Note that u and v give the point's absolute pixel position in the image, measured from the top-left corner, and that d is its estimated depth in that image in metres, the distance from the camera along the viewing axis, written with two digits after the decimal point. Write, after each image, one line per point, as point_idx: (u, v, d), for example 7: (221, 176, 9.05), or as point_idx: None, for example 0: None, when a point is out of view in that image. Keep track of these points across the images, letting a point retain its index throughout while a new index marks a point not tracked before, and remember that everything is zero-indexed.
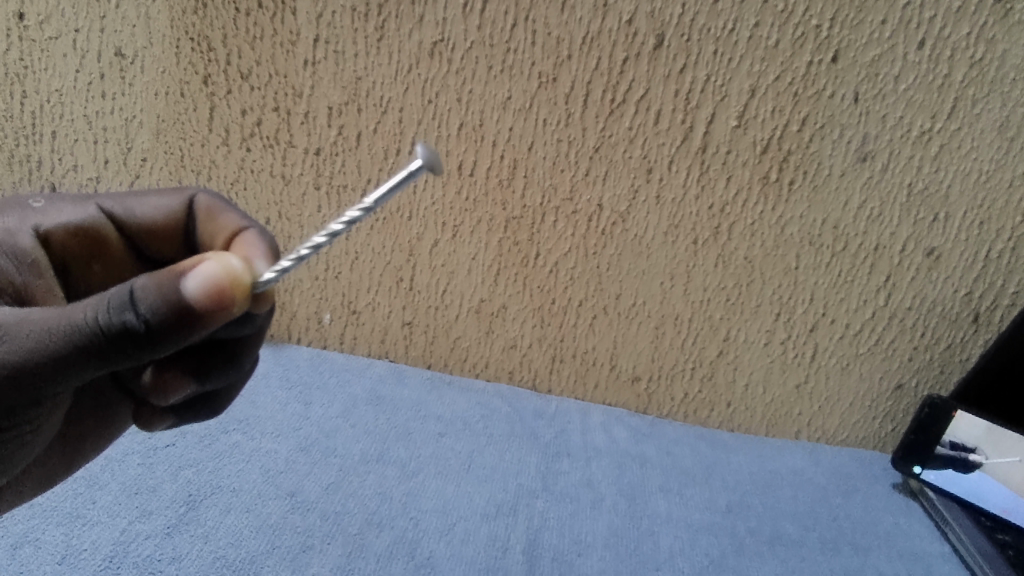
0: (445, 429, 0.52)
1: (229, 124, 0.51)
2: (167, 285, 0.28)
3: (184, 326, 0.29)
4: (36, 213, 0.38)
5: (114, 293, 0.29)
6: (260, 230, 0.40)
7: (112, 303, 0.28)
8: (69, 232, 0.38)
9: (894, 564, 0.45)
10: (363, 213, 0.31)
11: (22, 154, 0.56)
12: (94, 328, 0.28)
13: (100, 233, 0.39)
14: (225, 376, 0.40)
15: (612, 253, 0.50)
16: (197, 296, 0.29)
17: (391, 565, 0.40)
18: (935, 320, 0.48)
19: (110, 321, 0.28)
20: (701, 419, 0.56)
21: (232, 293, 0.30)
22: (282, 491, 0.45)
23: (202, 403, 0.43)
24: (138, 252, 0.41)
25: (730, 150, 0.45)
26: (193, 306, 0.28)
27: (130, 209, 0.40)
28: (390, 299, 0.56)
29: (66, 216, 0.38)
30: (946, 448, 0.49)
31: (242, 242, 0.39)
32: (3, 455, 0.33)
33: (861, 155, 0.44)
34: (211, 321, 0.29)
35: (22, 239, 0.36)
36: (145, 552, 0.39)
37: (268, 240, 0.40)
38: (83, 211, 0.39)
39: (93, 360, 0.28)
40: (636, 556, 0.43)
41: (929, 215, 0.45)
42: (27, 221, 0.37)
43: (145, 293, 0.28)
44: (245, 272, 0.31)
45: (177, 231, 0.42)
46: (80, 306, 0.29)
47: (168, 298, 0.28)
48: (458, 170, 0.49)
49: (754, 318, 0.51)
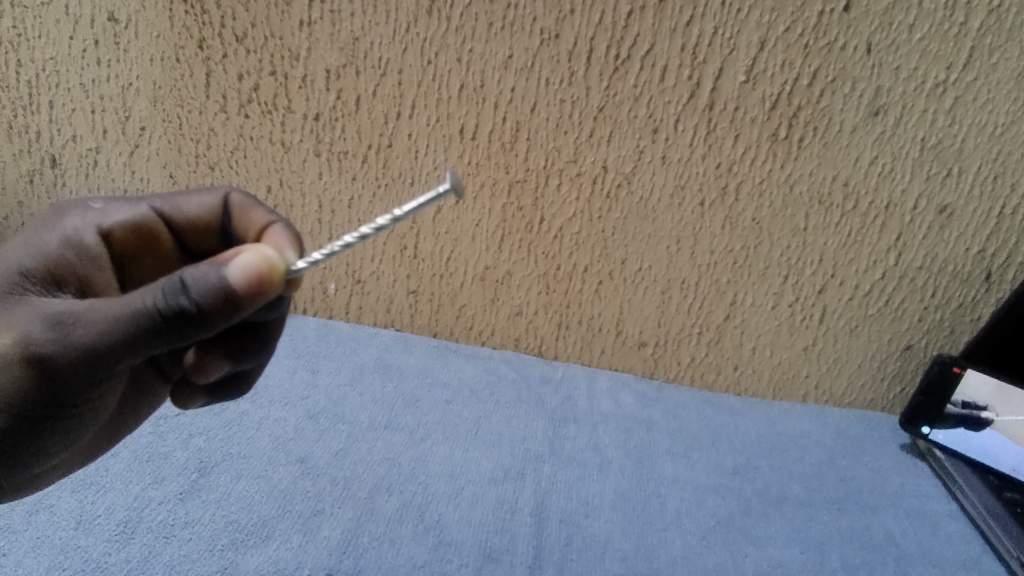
0: (452, 396, 0.53)
1: (226, 90, 0.51)
2: (213, 272, 0.29)
3: (232, 310, 0.30)
4: (95, 212, 0.39)
5: (165, 281, 0.29)
6: (286, 224, 0.42)
7: (163, 290, 0.29)
8: (125, 229, 0.39)
9: (901, 523, 0.45)
10: (393, 221, 0.32)
11: (21, 125, 0.56)
12: (148, 314, 0.29)
13: (153, 227, 0.40)
14: (258, 357, 0.42)
15: (618, 217, 0.50)
16: (239, 280, 0.30)
17: (402, 528, 0.41)
18: (947, 280, 0.48)
19: (163, 306, 0.29)
20: (708, 384, 0.56)
21: (271, 278, 0.31)
22: (292, 458, 0.45)
23: (237, 378, 0.44)
24: (186, 246, 0.42)
25: (738, 107, 0.44)
26: (237, 290, 0.29)
27: (177, 206, 0.41)
28: (394, 268, 0.56)
29: (121, 213, 0.39)
30: (957, 407, 0.48)
31: (270, 238, 0.40)
32: (67, 431, 0.34)
33: (873, 109, 0.43)
34: (251, 303, 0.30)
35: (85, 236, 0.37)
36: (159, 517, 0.40)
37: (293, 235, 0.41)
38: (136, 210, 0.40)
39: (150, 343, 0.29)
40: (643, 517, 0.43)
41: (942, 170, 0.44)
42: (89, 221, 0.38)
43: (194, 278, 0.29)
44: (279, 260, 0.32)
45: (219, 226, 0.42)
46: (134, 294, 0.29)
47: (217, 282, 0.29)
48: (461, 133, 0.49)
49: (761, 281, 0.50)
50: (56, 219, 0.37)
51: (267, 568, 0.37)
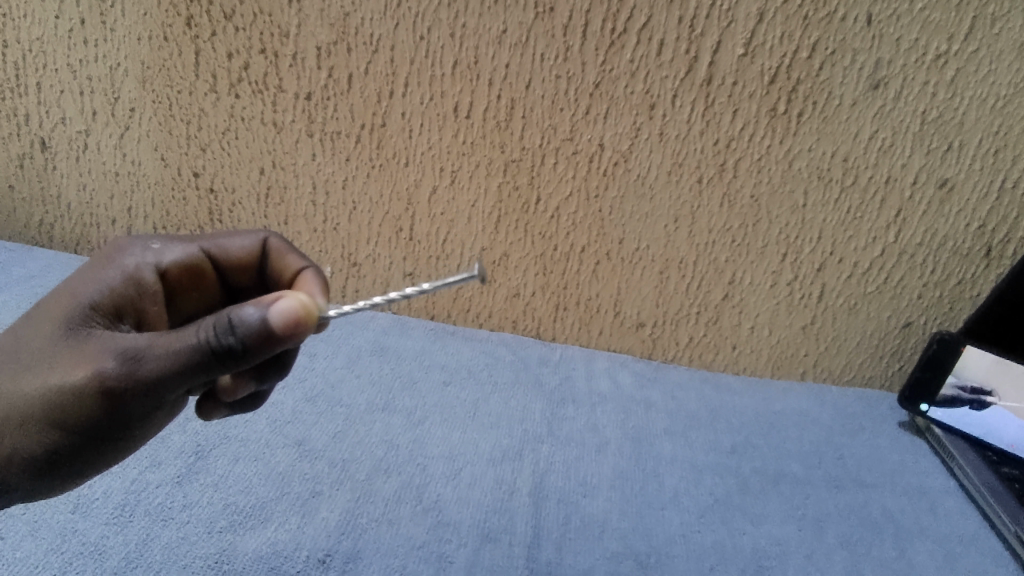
0: (450, 378, 0.53)
1: (215, 69, 0.50)
2: (258, 312, 0.31)
3: (271, 346, 0.32)
4: (153, 251, 0.40)
5: (213, 319, 0.31)
6: (316, 269, 0.44)
7: (212, 327, 0.31)
8: (177, 268, 0.41)
9: (899, 500, 0.45)
10: (418, 292, 0.36)
11: (10, 108, 0.55)
12: (198, 350, 0.31)
13: (200, 267, 0.42)
14: (279, 375, 0.43)
15: (615, 196, 0.49)
16: (279, 321, 0.32)
17: (400, 509, 0.41)
18: (946, 256, 0.47)
19: (213, 343, 0.31)
20: (706, 363, 0.56)
21: (307, 322, 0.33)
22: (290, 440, 0.45)
23: (257, 394, 0.44)
24: (225, 282, 0.44)
25: (737, 81, 0.43)
26: (276, 330, 0.32)
27: (222, 246, 0.43)
28: (390, 250, 0.55)
29: (175, 253, 0.41)
30: (965, 392, 0.48)
31: (302, 287, 0.42)
32: (116, 454, 0.34)
33: (873, 82, 0.42)
34: (288, 341, 0.32)
35: (145, 273, 0.38)
36: (156, 499, 0.40)
37: (324, 281, 0.43)
38: (187, 249, 0.41)
39: (195, 376, 0.31)
40: (641, 496, 0.43)
41: (943, 144, 0.44)
42: (148, 259, 0.39)
43: (240, 316, 0.31)
44: (313, 304, 0.34)
45: (257, 266, 0.45)
46: (185, 330, 0.31)
47: (262, 322, 0.31)
48: (455, 112, 0.48)
49: (760, 259, 0.50)
50: (116, 255, 0.38)
51: (265, 549, 0.37)
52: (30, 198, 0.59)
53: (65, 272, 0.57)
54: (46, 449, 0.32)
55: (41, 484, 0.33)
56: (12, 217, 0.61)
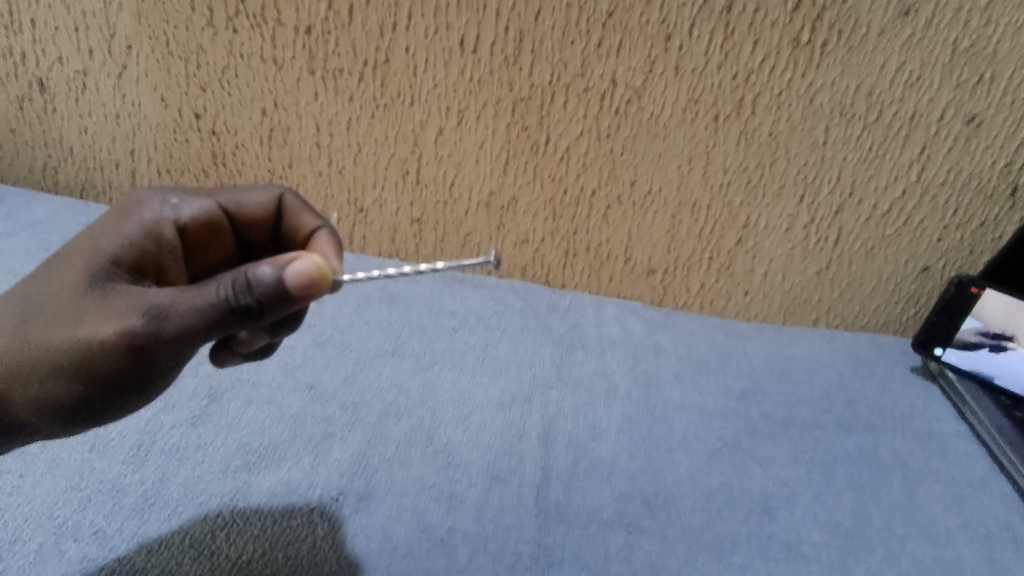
0: (459, 324, 0.52)
1: (212, 2, 0.48)
2: (274, 271, 0.31)
3: (285, 304, 0.32)
4: (172, 206, 0.39)
5: (229, 277, 0.31)
6: (330, 230, 0.44)
7: (229, 284, 0.31)
8: (195, 224, 0.40)
9: (909, 443, 0.45)
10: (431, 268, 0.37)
11: (5, 46, 0.54)
12: (216, 307, 0.31)
13: (216, 222, 0.42)
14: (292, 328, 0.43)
15: (627, 136, 0.47)
16: (293, 280, 0.31)
17: (410, 451, 0.41)
18: (970, 197, 0.46)
19: (230, 301, 0.31)
20: (717, 310, 0.55)
21: (321, 282, 0.33)
22: (301, 384, 0.45)
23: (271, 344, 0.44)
24: (240, 238, 0.44)
25: (758, 9, 0.41)
26: (291, 288, 0.32)
27: (238, 202, 0.43)
28: (396, 195, 0.54)
29: (193, 208, 0.40)
30: (983, 337, 0.47)
31: (316, 249, 0.42)
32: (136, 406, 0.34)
33: (904, 8, 0.40)
34: (303, 300, 0.32)
35: (164, 228, 0.38)
36: (171, 440, 0.40)
37: (338, 243, 0.43)
38: (205, 204, 0.41)
39: (213, 332, 0.31)
40: (650, 439, 0.43)
41: (973, 77, 0.42)
42: (167, 213, 0.39)
43: (255, 274, 0.31)
44: (327, 264, 0.34)
45: (272, 224, 0.44)
46: (202, 287, 0.31)
47: (276, 281, 0.31)
48: (461, 46, 0.46)
49: (776, 202, 0.48)
50: (135, 208, 0.38)
51: (279, 488, 0.38)
52: (32, 143, 0.58)
53: (71, 217, 0.57)
54: (62, 398, 0.32)
55: (60, 430, 0.34)
56: (15, 162, 0.60)
